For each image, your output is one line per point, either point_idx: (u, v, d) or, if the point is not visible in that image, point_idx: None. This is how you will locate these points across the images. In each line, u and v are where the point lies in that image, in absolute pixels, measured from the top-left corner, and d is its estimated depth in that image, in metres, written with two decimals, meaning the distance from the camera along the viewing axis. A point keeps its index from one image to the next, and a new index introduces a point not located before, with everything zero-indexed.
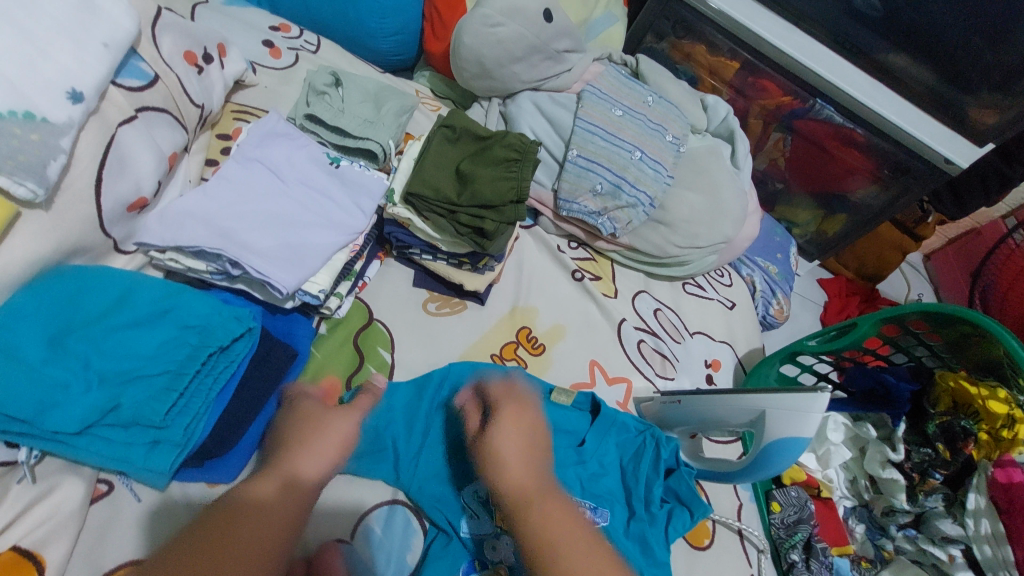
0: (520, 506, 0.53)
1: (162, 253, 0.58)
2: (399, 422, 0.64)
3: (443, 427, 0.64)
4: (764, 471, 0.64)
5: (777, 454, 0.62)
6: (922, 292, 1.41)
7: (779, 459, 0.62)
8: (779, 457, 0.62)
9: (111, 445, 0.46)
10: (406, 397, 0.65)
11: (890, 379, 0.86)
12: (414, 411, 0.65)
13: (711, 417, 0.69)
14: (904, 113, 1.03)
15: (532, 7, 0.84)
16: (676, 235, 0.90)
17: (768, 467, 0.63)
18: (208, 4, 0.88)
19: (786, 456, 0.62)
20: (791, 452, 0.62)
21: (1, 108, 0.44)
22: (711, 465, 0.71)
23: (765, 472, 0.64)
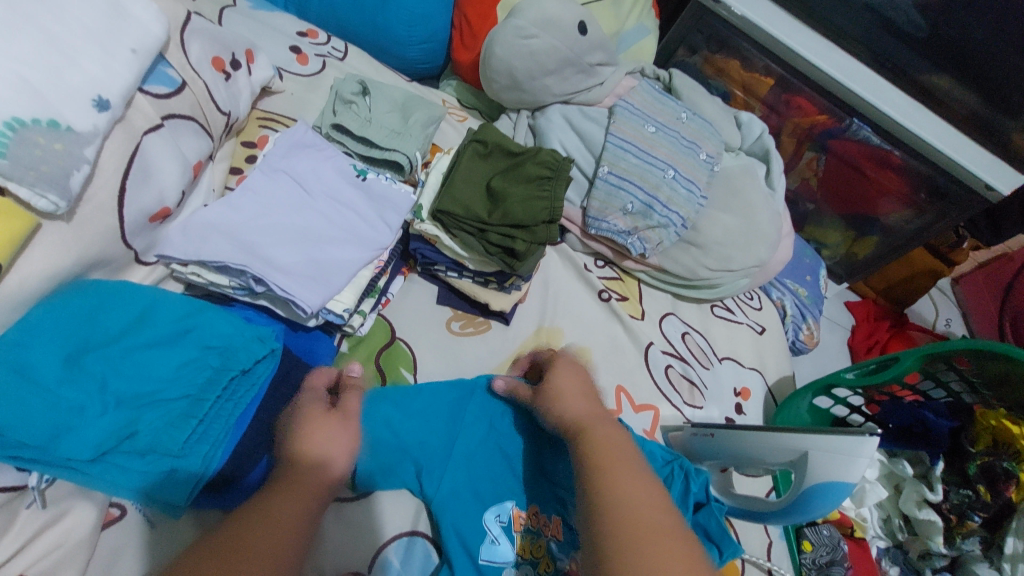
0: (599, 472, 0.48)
1: (184, 266, 0.56)
2: (418, 439, 0.61)
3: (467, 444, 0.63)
4: (801, 513, 0.60)
5: (817, 499, 0.59)
6: (950, 318, 1.36)
7: (821, 504, 0.59)
8: (821, 499, 0.59)
9: (126, 473, 0.43)
10: (425, 411, 0.63)
11: (930, 415, 0.82)
12: (435, 427, 0.62)
13: (747, 453, 0.66)
14: (947, 136, 0.99)
15: (566, 19, 0.82)
16: (708, 257, 0.87)
17: (806, 511, 0.60)
18: (237, 8, 0.87)
19: (828, 501, 0.59)
20: (834, 497, 0.59)
21: (25, 116, 0.42)
22: (745, 503, 0.67)
23: (802, 515, 0.60)
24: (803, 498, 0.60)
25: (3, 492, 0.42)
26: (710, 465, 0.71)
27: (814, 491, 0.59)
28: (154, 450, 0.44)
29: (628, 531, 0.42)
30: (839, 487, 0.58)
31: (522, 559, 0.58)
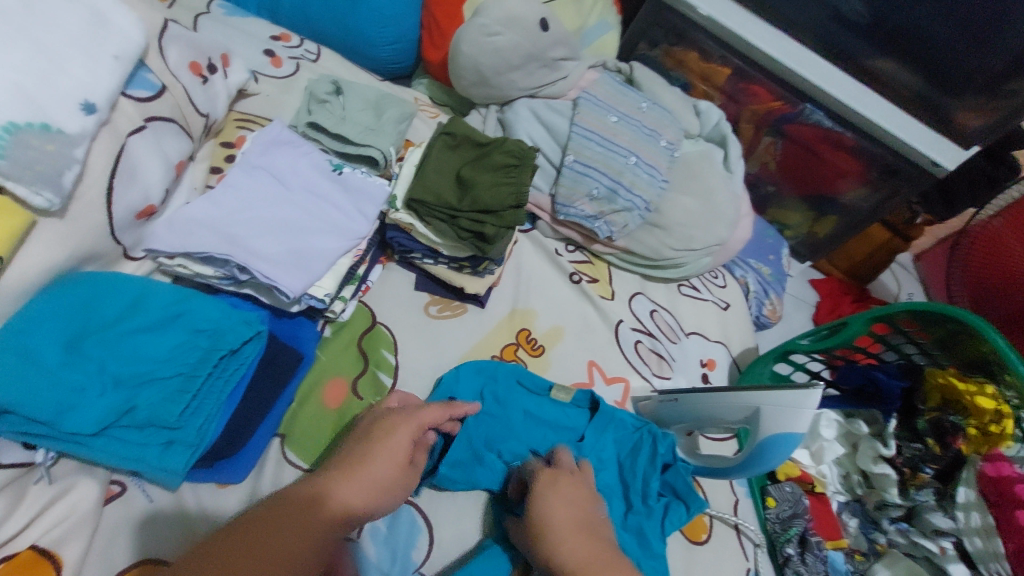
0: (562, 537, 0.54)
1: (170, 259, 0.59)
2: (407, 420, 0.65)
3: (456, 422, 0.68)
4: (755, 464, 0.66)
5: (771, 448, 0.64)
6: (911, 292, 1.44)
7: (772, 454, 0.64)
8: (772, 451, 0.64)
9: (128, 445, 0.47)
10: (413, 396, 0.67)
11: (880, 376, 0.89)
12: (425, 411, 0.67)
13: (710, 413, 0.71)
14: (892, 116, 1.05)
15: (529, 16, 0.86)
16: (671, 237, 0.92)
17: (760, 460, 0.65)
18: (210, 15, 0.90)
19: (781, 451, 0.64)
20: (786, 447, 0.64)
21: (19, 120, 0.45)
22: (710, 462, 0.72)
23: (757, 466, 0.66)
24: (760, 449, 0.65)
25: (12, 469, 0.45)
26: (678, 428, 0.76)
27: (772, 440, 0.64)
28: (152, 423, 0.48)
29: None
30: (787, 435, 0.64)
31: None
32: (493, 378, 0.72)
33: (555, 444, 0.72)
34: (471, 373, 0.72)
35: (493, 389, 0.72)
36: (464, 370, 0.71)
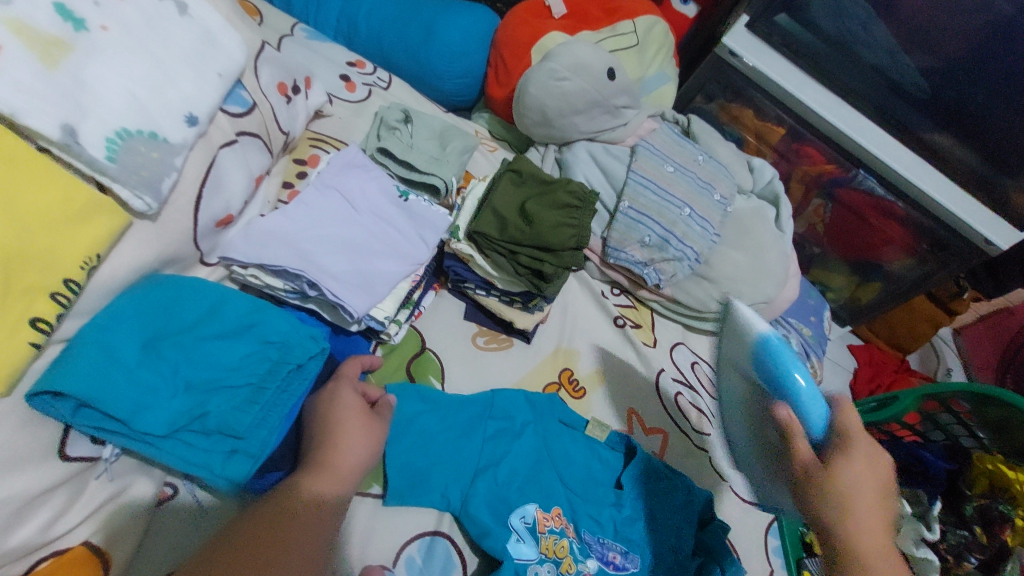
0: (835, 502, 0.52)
1: (243, 269, 0.61)
2: (433, 444, 0.65)
3: (482, 452, 0.66)
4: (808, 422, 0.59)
5: (794, 392, 0.61)
6: (951, 367, 1.38)
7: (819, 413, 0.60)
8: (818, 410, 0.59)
9: (192, 450, 0.48)
10: (433, 423, 0.66)
11: (925, 454, 0.86)
12: (458, 438, 0.66)
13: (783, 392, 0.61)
14: (947, 191, 1.04)
15: (596, 65, 0.90)
16: (719, 291, 0.92)
17: (805, 412, 0.60)
18: (294, 38, 0.95)
19: (815, 399, 0.59)
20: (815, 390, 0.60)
21: (131, 127, 0.48)
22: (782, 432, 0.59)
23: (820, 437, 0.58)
24: (793, 390, 0.61)
25: (80, 462, 0.45)
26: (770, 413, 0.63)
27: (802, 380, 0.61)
28: (220, 430, 0.49)
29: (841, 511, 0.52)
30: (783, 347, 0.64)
31: (546, 556, 0.63)
32: (526, 404, 0.71)
33: (591, 491, 0.70)
34: (505, 402, 0.70)
35: (523, 418, 0.70)
36: (499, 396, 0.70)
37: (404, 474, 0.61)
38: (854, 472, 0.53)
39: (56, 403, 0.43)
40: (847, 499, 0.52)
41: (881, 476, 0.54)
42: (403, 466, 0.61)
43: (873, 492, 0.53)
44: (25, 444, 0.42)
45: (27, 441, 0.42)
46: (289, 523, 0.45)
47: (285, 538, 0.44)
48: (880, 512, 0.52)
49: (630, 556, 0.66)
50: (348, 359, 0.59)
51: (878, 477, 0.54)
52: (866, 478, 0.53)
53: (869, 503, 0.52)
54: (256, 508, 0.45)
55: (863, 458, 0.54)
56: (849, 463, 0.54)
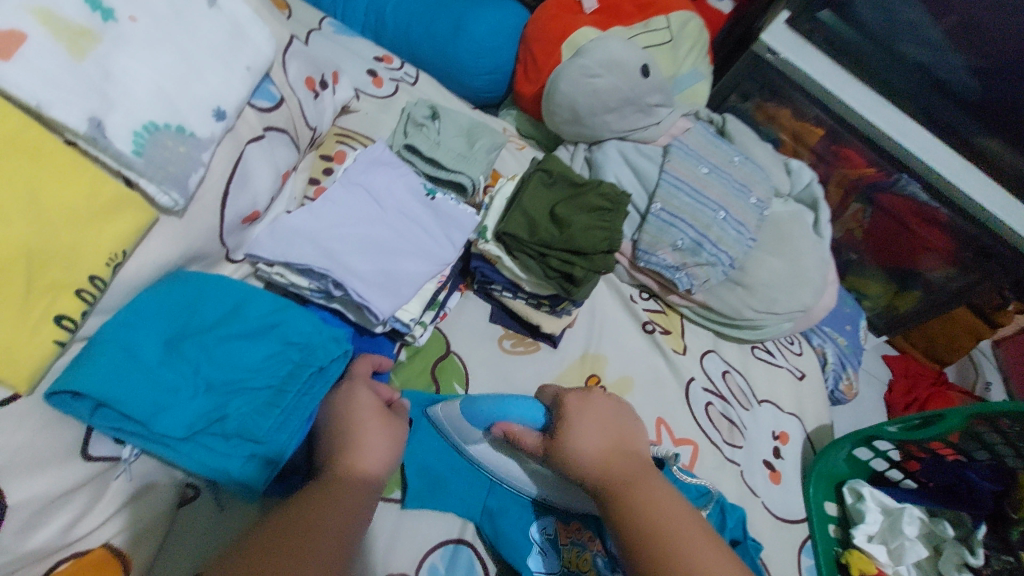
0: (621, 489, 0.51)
1: (269, 266, 0.60)
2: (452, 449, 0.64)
3: None
4: (523, 418, 0.56)
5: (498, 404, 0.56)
6: (991, 381, 1.32)
7: (536, 399, 0.58)
8: (528, 402, 0.56)
9: (212, 453, 0.46)
10: None
11: (971, 475, 0.81)
12: None
13: (457, 416, 0.58)
14: (997, 199, 0.99)
15: (630, 62, 0.87)
16: (753, 298, 0.88)
17: (510, 416, 0.56)
18: (322, 32, 0.94)
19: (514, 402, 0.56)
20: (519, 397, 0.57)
21: (158, 121, 0.46)
22: (512, 440, 0.55)
23: (543, 421, 0.55)
24: (462, 397, 0.60)
25: (99, 463, 0.44)
26: (484, 446, 0.59)
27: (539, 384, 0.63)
28: (240, 435, 0.48)
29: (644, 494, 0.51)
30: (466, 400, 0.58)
31: (569, 570, 0.59)
32: None
33: None
34: None
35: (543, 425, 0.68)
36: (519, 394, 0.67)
37: (423, 476, 0.61)
38: (582, 422, 0.54)
39: (76, 403, 0.42)
40: (579, 459, 0.52)
41: (611, 427, 0.55)
42: (425, 468, 0.61)
43: (606, 443, 0.54)
44: (45, 445, 0.41)
45: (48, 441, 0.41)
46: (329, 503, 0.44)
47: (323, 518, 0.42)
48: (617, 467, 0.53)
49: None
50: (357, 358, 0.58)
51: (617, 428, 0.56)
52: (599, 424, 0.54)
53: (605, 460, 0.53)
54: (300, 491, 0.45)
55: (584, 413, 0.55)
56: (577, 417, 0.54)
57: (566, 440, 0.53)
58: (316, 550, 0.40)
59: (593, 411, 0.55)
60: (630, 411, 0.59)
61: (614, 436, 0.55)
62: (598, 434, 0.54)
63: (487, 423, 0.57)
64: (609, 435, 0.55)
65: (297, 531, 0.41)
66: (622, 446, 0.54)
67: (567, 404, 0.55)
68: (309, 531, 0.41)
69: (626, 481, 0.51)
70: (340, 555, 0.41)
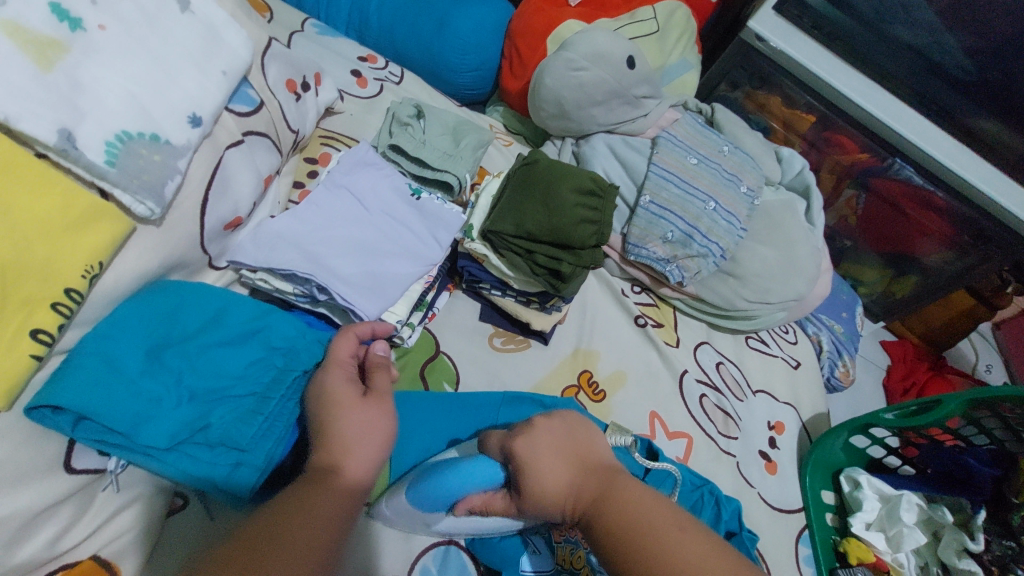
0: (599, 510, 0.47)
1: (252, 272, 0.60)
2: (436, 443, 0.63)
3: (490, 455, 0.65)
4: (483, 484, 0.52)
5: (456, 488, 0.51)
6: (991, 364, 1.31)
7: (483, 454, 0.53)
8: (482, 464, 0.52)
9: (197, 463, 0.46)
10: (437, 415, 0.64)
11: (970, 461, 0.79)
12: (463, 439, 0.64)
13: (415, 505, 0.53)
14: (991, 179, 0.98)
15: (616, 53, 0.86)
16: (746, 288, 0.88)
17: (469, 488, 0.52)
18: (305, 34, 0.93)
19: (471, 472, 0.51)
20: (472, 467, 0.51)
21: (132, 129, 0.46)
22: (479, 511, 0.53)
23: (500, 477, 0.52)
24: (414, 477, 0.54)
25: (84, 475, 0.44)
26: (449, 521, 0.54)
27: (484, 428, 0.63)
28: (223, 443, 0.47)
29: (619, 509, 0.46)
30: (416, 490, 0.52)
31: (562, 568, 0.60)
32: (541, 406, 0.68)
33: None
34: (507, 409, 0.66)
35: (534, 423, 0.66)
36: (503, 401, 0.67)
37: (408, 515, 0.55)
38: (535, 455, 0.51)
39: (57, 417, 0.42)
40: (544, 493, 0.49)
41: (564, 446, 0.52)
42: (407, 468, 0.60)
43: (566, 464, 0.51)
44: (27, 459, 0.41)
45: (30, 454, 0.41)
46: (319, 490, 0.43)
47: (313, 506, 0.42)
48: (585, 484, 0.50)
49: None
50: (338, 334, 0.55)
51: (573, 443, 0.53)
52: (550, 448, 0.52)
53: (572, 484, 0.50)
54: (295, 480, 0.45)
55: (533, 441, 0.52)
56: (529, 451, 0.51)
57: (524, 478, 0.50)
58: (303, 533, 0.40)
59: (545, 436, 0.52)
60: (584, 424, 0.56)
61: (577, 456, 0.52)
62: (560, 462, 0.51)
63: (448, 502, 0.52)
64: (566, 456, 0.52)
65: (284, 515, 0.40)
66: (590, 468, 0.51)
67: (514, 447, 0.52)
68: (296, 516, 0.41)
69: (598, 497, 0.48)
70: (326, 542, 0.40)
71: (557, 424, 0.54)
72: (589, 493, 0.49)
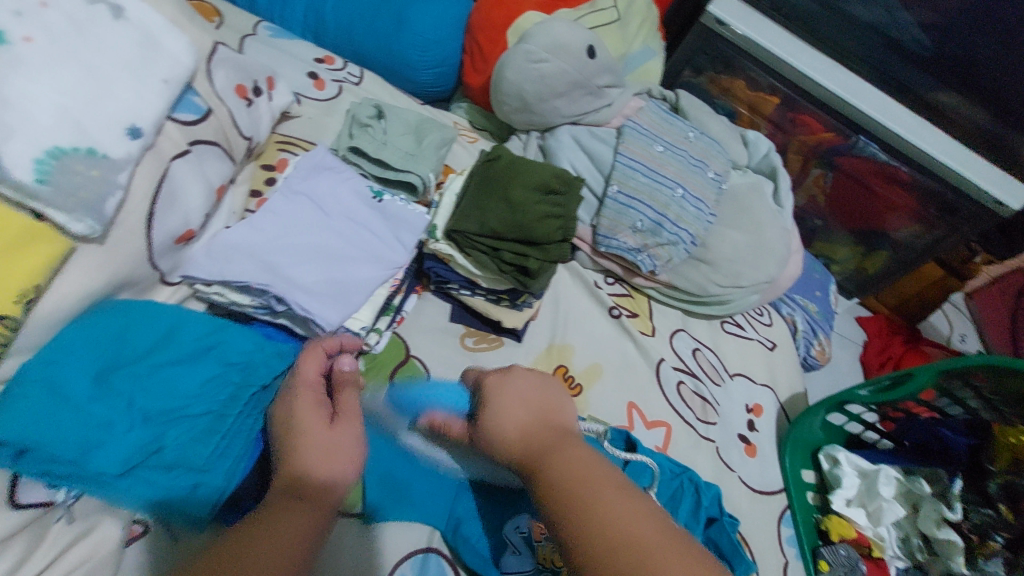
0: (540, 465, 0.45)
1: (207, 286, 0.58)
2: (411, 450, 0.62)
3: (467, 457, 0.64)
4: (449, 406, 0.55)
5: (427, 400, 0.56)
6: (964, 333, 1.33)
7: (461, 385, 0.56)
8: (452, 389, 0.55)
9: (153, 488, 0.45)
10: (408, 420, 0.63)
11: (946, 432, 0.80)
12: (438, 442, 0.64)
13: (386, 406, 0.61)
14: (952, 152, 0.99)
15: (576, 44, 0.85)
16: (718, 273, 0.88)
17: (436, 407, 0.55)
18: (257, 37, 0.91)
19: (442, 392, 0.56)
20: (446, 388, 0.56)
21: (66, 145, 0.44)
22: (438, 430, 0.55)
23: (466, 405, 0.54)
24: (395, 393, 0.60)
25: (32, 509, 0.42)
26: (414, 439, 0.60)
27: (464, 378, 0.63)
28: (180, 465, 0.46)
29: (560, 467, 0.44)
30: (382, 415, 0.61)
31: (543, 568, 0.59)
32: None
33: None
34: None
35: None
36: None
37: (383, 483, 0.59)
38: (499, 398, 0.50)
39: None
40: (495, 434, 0.48)
41: (530, 401, 0.50)
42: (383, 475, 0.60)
43: (525, 416, 0.49)
44: None
45: None
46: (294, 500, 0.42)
47: (285, 517, 0.41)
48: (536, 436, 0.48)
49: None
50: (303, 351, 0.53)
51: (542, 402, 0.51)
52: (522, 399, 0.50)
53: (524, 435, 0.48)
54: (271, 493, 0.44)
55: (505, 389, 0.50)
56: (494, 394, 0.50)
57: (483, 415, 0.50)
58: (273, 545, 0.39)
59: (513, 385, 0.51)
60: (560, 388, 0.54)
61: (539, 413, 0.50)
62: (518, 412, 0.49)
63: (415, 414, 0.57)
64: (529, 408, 0.50)
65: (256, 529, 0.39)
66: (550, 425, 0.49)
67: (487, 384, 0.51)
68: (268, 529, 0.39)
69: (545, 453, 0.46)
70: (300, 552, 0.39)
71: (531, 379, 0.52)
72: (538, 446, 0.47)
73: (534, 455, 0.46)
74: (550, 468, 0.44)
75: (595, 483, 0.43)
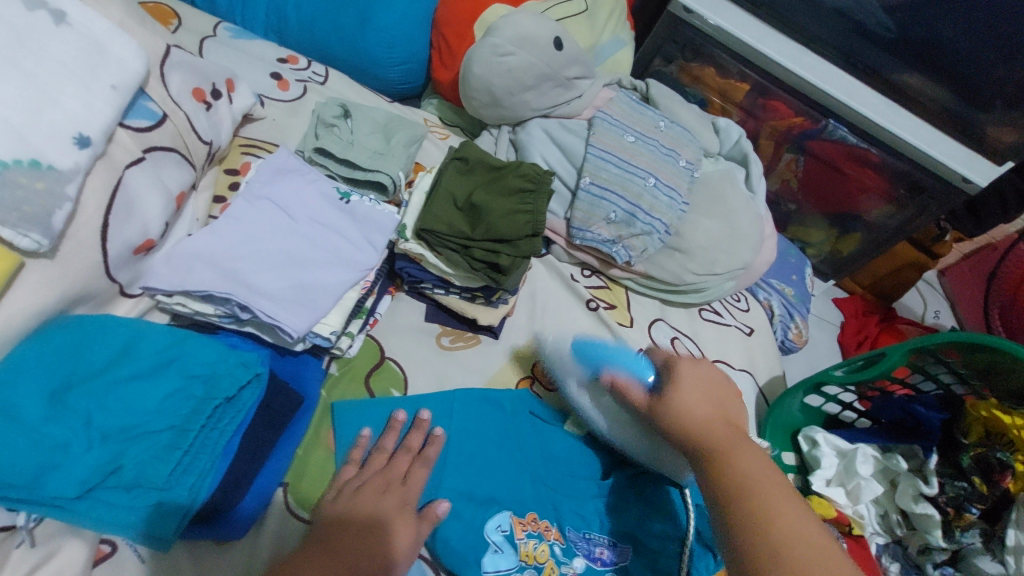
0: (716, 460, 0.48)
1: (168, 297, 0.56)
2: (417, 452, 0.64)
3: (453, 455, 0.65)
4: (633, 371, 0.62)
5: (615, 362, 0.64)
6: (938, 310, 1.36)
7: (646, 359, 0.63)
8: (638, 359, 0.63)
9: (112, 508, 0.44)
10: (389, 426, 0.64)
11: (918, 409, 0.82)
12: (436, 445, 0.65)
13: (577, 361, 0.69)
14: (920, 132, 1.00)
15: (542, 35, 0.85)
16: (693, 262, 0.88)
17: (621, 368, 0.63)
18: (217, 38, 0.88)
19: (637, 362, 0.63)
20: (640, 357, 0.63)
21: (7, 158, 0.43)
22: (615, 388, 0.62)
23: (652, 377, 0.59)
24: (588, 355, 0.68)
25: None
26: (579, 388, 0.68)
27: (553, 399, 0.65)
28: (139, 484, 0.45)
29: (732, 466, 0.47)
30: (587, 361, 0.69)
31: (525, 564, 0.60)
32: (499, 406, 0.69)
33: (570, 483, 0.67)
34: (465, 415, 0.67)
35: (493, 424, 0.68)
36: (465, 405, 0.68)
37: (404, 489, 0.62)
38: (684, 387, 0.53)
39: None
40: (678, 413, 0.52)
41: (711, 398, 0.53)
42: None
43: (708, 407, 0.52)
44: None
45: None
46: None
47: None
48: (714, 427, 0.51)
49: (619, 550, 0.63)
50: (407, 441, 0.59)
51: (716, 395, 0.54)
52: (701, 393, 0.53)
53: (704, 419, 0.51)
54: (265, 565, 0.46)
55: (686, 379, 0.54)
56: (681, 384, 0.54)
57: (670, 395, 0.53)
58: None
59: (695, 378, 0.54)
60: (732, 386, 0.57)
61: (719, 410, 0.53)
62: (699, 404, 0.52)
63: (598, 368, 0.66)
64: (709, 398, 0.53)
65: None
66: (714, 422, 0.51)
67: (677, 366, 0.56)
68: None
69: (719, 449, 0.49)
70: None
71: (700, 369, 0.56)
72: (706, 441, 0.50)
73: (711, 449, 0.49)
74: (729, 463, 0.48)
75: (773, 489, 0.46)
